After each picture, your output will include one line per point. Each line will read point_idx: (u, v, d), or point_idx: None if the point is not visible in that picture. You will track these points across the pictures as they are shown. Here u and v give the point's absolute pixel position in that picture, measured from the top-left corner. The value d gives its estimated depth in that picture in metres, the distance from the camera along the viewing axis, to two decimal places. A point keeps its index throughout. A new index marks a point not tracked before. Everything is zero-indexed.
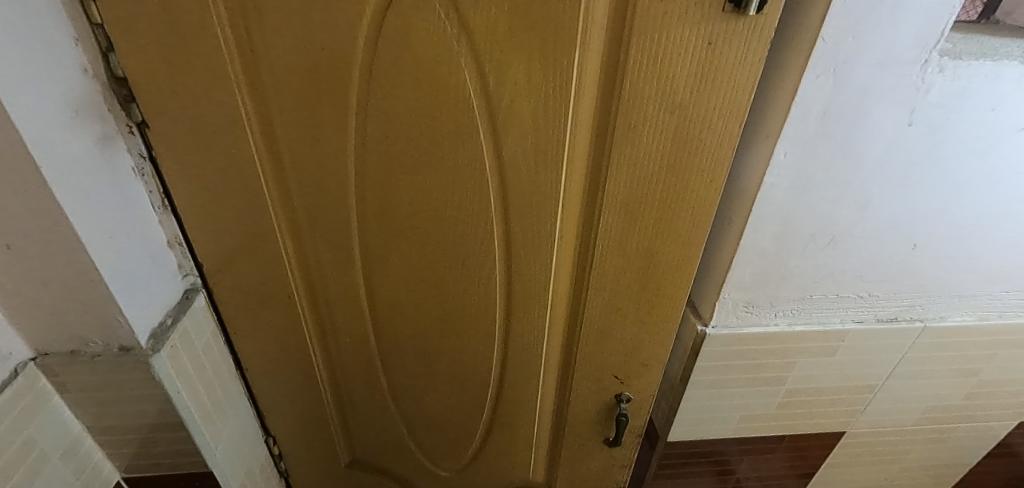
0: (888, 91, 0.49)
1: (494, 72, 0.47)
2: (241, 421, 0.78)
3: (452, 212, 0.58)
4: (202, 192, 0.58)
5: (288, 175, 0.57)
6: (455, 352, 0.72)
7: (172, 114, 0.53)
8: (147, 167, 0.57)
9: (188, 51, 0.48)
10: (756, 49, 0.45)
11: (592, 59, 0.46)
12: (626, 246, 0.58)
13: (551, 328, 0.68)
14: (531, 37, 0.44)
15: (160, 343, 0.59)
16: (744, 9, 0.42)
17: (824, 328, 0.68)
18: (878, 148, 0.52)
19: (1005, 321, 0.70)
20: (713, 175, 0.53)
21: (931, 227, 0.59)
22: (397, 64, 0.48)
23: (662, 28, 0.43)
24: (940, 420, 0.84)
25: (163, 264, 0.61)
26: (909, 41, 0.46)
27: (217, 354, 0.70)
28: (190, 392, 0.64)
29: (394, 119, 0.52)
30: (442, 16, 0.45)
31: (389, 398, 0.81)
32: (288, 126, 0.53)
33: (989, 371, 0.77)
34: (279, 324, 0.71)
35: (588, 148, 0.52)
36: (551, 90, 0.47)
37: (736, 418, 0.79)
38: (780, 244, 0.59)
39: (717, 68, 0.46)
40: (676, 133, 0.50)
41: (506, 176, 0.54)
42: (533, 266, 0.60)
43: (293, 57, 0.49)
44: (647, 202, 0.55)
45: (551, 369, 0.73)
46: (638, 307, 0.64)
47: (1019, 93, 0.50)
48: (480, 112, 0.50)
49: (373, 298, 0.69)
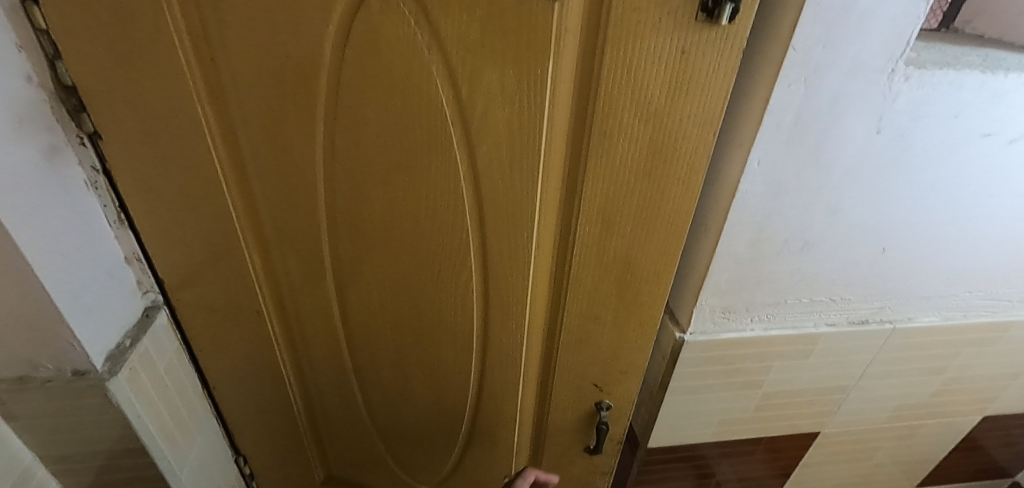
0: (857, 100, 0.49)
1: (466, 81, 0.46)
2: (208, 442, 0.74)
3: (426, 223, 0.56)
4: (162, 205, 0.55)
5: (253, 188, 0.55)
6: (432, 364, 0.71)
7: (127, 124, 0.50)
8: (101, 180, 0.54)
9: (143, 59, 0.46)
10: (729, 58, 0.45)
11: (567, 68, 0.46)
12: (604, 255, 0.58)
13: (530, 339, 0.67)
14: (504, 45, 0.43)
15: (117, 365, 0.55)
16: (717, 19, 0.42)
17: (798, 332, 0.69)
18: (848, 155, 0.53)
19: (969, 321, 0.72)
20: (689, 183, 0.53)
21: (899, 231, 0.60)
22: (367, 72, 0.47)
23: (635, 38, 0.43)
24: (909, 418, 0.86)
25: (120, 281, 0.58)
26: (876, 51, 0.46)
27: (181, 374, 0.67)
28: (152, 415, 0.61)
29: (364, 129, 0.50)
30: (412, 23, 0.43)
31: (364, 413, 0.79)
32: (252, 137, 0.51)
33: (955, 369, 0.79)
34: (247, 341, 0.68)
35: (564, 157, 0.52)
36: (525, 100, 0.46)
37: (714, 422, 0.79)
38: (755, 250, 0.60)
39: (691, 77, 0.46)
40: (652, 142, 0.50)
41: (481, 187, 0.53)
42: (510, 278, 0.59)
43: (256, 65, 0.47)
44: (624, 211, 0.54)
45: (530, 380, 0.72)
46: (617, 315, 0.64)
47: (980, 100, 0.51)
48: (453, 121, 0.49)
49: (346, 312, 0.67)
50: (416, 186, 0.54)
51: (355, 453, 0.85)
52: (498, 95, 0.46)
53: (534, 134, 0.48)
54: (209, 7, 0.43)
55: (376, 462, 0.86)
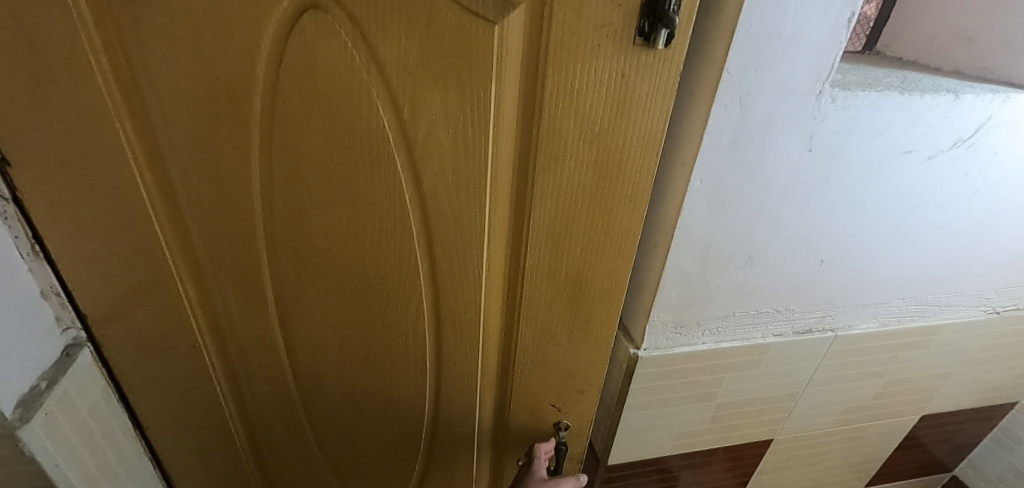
0: (790, 120, 0.51)
1: (408, 104, 0.45)
2: (142, 486, 0.69)
3: (372, 247, 0.55)
4: (82, 235, 0.51)
5: (185, 215, 0.52)
6: (385, 392, 0.68)
7: (40, 150, 0.46)
8: (11, 209, 0.49)
9: (55, 80, 0.42)
10: (668, 82, 0.46)
11: (509, 90, 0.45)
12: (555, 275, 0.57)
13: (484, 363, 0.65)
14: (445, 68, 0.43)
15: (30, 411, 0.50)
16: (653, 43, 0.43)
17: (748, 343, 0.71)
18: (784, 173, 0.55)
19: (903, 326, 0.76)
20: (636, 203, 0.53)
21: (835, 243, 0.63)
22: (304, 93, 0.45)
23: (576, 61, 0.43)
24: (855, 421, 0.89)
25: (34, 318, 0.53)
26: (804, 74, 0.48)
27: (108, 415, 0.62)
28: (74, 463, 0.56)
29: (303, 152, 0.48)
30: (349, 44, 0.42)
31: (315, 445, 0.75)
32: (181, 162, 0.48)
33: (893, 372, 0.83)
34: (183, 376, 0.64)
35: (511, 178, 0.51)
36: (469, 122, 0.46)
37: (672, 435, 0.80)
38: (702, 265, 0.61)
39: (633, 100, 0.46)
40: (598, 163, 0.50)
41: (427, 210, 0.51)
42: (461, 301, 0.58)
43: (183, 86, 0.44)
44: (573, 232, 0.54)
45: (487, 403, 0.70)
46: (571, 334, 0.63)
47: (901, 120, 0.54)
48: (396, 144, 0.48)
49: (291, 341, 0.63)
50: (360, 210, 0.52)
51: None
52: (442, 117, 0.46)
53: (479, 156, 0.48)
54: (129, 26, 0.41)
55: None
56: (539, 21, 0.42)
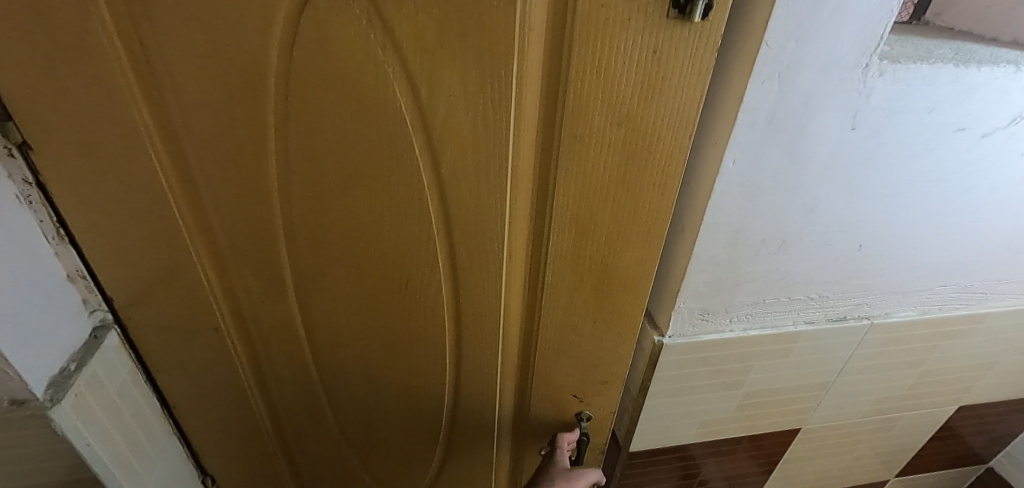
0: (832, 97, 0.48)
1: (426, 84, 0.43)
2: (171, 464, 0.71)
3: (390, 232, 0.54)
4: (104, 220, 0.52)
5: (204, 199, 0.52)
6: (405, 377, 0.68)
7: (60, 135, 0.46)
8: (35, 193, 0.49)
9: (70, 63, 0.42)
10: (703, 58, 0.43)
11: (532, 69, 0.43)
12: (579, 263, 0.56)
13: (504, 351, 0.64)
14: (464, 45, 0.41)
15: (61, 392, 0.52)
16: (689, 16, 0.40)
17: (778, 331, 0.68)
18: (823, 153, 0.52)
19: (945, 314, 0.72)
20: (666, 188, 0.51)
21: (876, 227, 0.60)
22: (319, 73, 0.43)
23: (604, 36, 0.41)
24: (888, 411, 0.86)
25: (61, 302, 0.54)
26: (851, 46, 0.45)
27: (137, 395, 0.63)
28: (104, 442, 0.57)
29: (321, 135, 0.47)
30: (364, 21, 0.40)
31: (337, 427, 0.76)
32: (199, 145, 0.48)
33: (931, 361, 0.79)
34: (208, 359, 0.65)
35: (534, 162, 0.49)
36: (490, 103, 0.44)
37: (696, 423, 0.78)
38: (732, 251, 0.58)
39: (665, 78, 0.44)
40: (625, 147, 0.48)
41: (446, 194, 0.50)
42: (481, 288, 0.57)
43: (198, 68, 0.43)
44: (598, 219, 0.52)
45: (508, 388, 0.69)
46: (595, 322, 0.62)
47: (954, 95, 0.51)
48: (413, 127, 0.46)
49: (312, 326, 0.63)
50: (377, 193, 0.51)
51: (329, 468, 0.82)
52: (462, 97, 0.44)
53: (501, 138, 0.46)
54: (140, 6, 0.40)
55: (352, 476, 0.83)
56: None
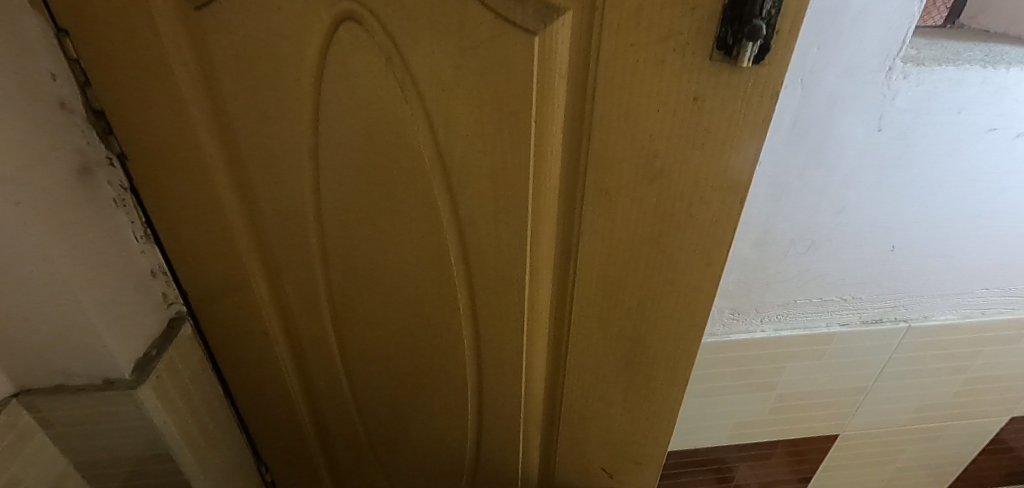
0: (856, 100, 0.50)
1: (443, 120, 0.44)
2: (231, 451, 0.76)
3: (421, 255, 0.56)
4: (179, 227, 0.57)
5: (259, 213, 0.56)
6: (435, 388, 0.70)
7: (143, 150, 0.51)
8: (129, 198, 0.55)
9: (150, 86, 0.47)
10: (754, 110, 0.38)
11: (557, 116, 0.42)
12: (609, 312, 0.54)
13: (529, 380, 0.64)
14: (481, 81, 0.41)
15: (144, 374, 0.59)
16: (736, 59, 0.35)
17: (810, 332, 0.68)
18: (850, 154, 0.53)
19: (988, 318, 0.71)
20: (707, 248, 0.47)
21: (908, 228, 0.60)
22: (356, 102, 0.46)
23: (633, 86, 0.38)
24: (931, 420, 0.84)
25: (144, 294, 0.60)
26: (873, 49, 0.47)
27: (206, 383, 0.69)
28: (177, 422, 0.64)
29: (354, 160, 0.50)
30: (384, 57, 0.42)
31: (375, 431, 0.79)
32: (252, 163, 0.52)
33: (976, 368, 0.77)
34: (265, 356, 0.70)
35: (559, 209, 0.48)
36: (507, 143, 0.44)
37: (729, 425, 0.79)
38: (761, 251, 0.60)
39: (708, 132, 0.40)
40: (660, 204, 0.44)
41: (464, 225, 0.51)
42: (501, 315, 0.57)
43: (255, 94, 0.47)
44: (627, 274, 0.50)
45: (535, 414, 0.69)
46: (626, 369, 0.59)
47: (983, 95, 0.51)
48: (433, 161, 0.48)
49: (353, 335, 0.67)
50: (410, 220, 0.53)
51: (367, 469, 0.85)
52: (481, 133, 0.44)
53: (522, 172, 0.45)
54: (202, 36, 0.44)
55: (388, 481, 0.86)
56: (592, 38, 0.37)
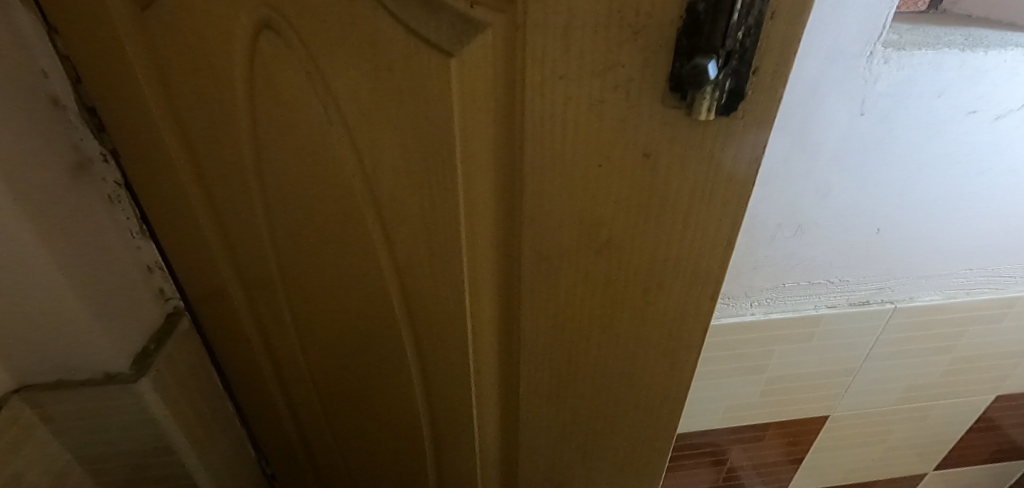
0: (838, 85, 0.51)
1: (368, 147, 0.40)
2: (229, 445, 0.77)
3: (362, 287, 0.52)
4: (166, 232, 0.55)
5: (224, 227, 0.53)
6: (394, 417, 0.66)
7: (125, 153, 0.50)
8: (123, 194, 0.55)
9: (120, 88, 0.45)
10: (705, 157, 0.34)
11: (482, 155, 0.37)
12: (556, 361, 0.49)
13: (482, 422, 0.59)
14: (401, 109, 0.37)
15: (143, 368, 0.60)
16: (693, 106, 0.31)
17: (799, 314, 0.70)
18: (833, 138, 0.54)
19: (972, 299, 0.72)
20: (667, 296, 0.43)
21: (892, 211, 0.61)
22: (279, 122, 0.42)
23: (567, 128, 0.34)
24: (919, 400, 0.86)
25: (140, 290, 0.60)
26: (854, 34, 0.48)
27: (205, 379, 0.70)
28: (178, 416, 0.65)
29: (290, 181, 0.46)
30: (304, 74, 0.39)
31: (351, 449, 0.76)
32: (209, 173, 0.49)
33: (962, 348, 0.79)
34: (248, 364, 0.69)
35: (494, 256, 0.43)
36: (435, 180, 0.40)
37: (721, 408, 0.80)
38: (748, 236, 0.61)
39: (657, 182, 0.36)
40: (605, 254, 0.40)
41: (399, 261, 0.47)
42: (448, 354, 0.53)
43: (194, 105, 0.44)
44: (580, 323, 0.46)
45: (490, 459, 0.64)
46: (581, 415, 0.55)
47: (962, 79, 0.52)
48: (362, 194, 0.44)
49: (318, 361, 0.64)
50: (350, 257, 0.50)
51: None
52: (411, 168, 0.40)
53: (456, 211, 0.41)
54: (149, 41, 0.41)
55: None
56: (513, 71, 0.33)
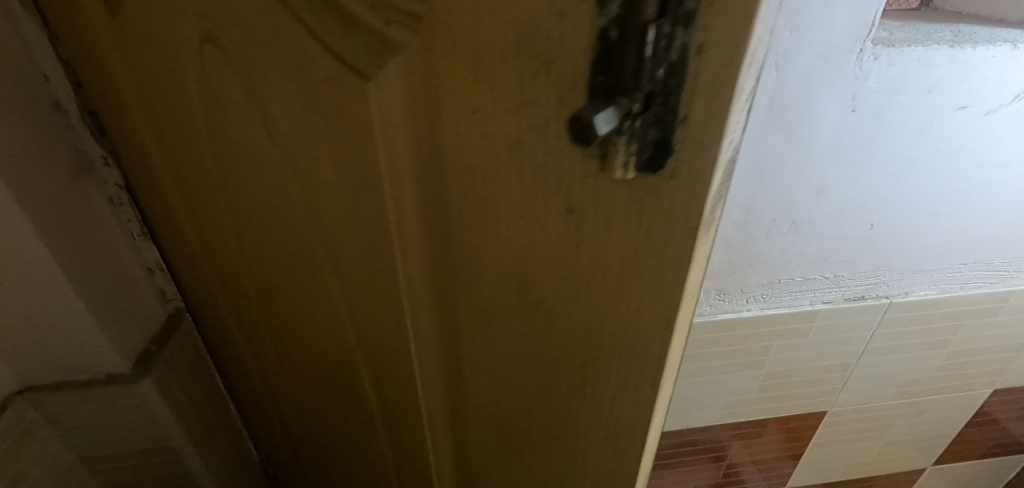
0: (829, 82, 0.51)
1: (303, 166, 0.39)
2: (230, 446, 0.78)
3: (313, 300, 0.51)
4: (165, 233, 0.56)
5: (194, 230, 0.53)
6: (355, 425, 0.66)
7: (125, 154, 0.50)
8: (124, 196, 0.56)
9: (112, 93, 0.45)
10: (637, 217, 0.30)
11: (406, 186, 0.35)
12: (499, 395, 0.47)
13: (434, 437, 0.59)
14: (330, 129, 0.35)
15: (146, 369, 0.60)
16: (614, 154, 0.26)
17: (795, 310, 0.70)
18: (825, 134, 0.55)
19: (967, 293, 0.73)
20: (605, 357, 0.40)
21: (885, 206, 0.62)
22: (220, 132, 0.41)
23: (484, 169, 0.31)
24: (916, 394, 0.87)
25: (143, 291, 0.61)
26: (844, 31, 0.48)
27: (206, 380, 0.70)
28: (179, 416, 0.65)
29: (237, 193, 0.45)
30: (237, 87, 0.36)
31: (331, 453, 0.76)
32: (168, 173, 0.48)
33: (957, 342, 0.79)
34: (246, 369, 0.69)
35: (431, 286, 0.41)
36: (369, 202, 0.38)
37: (719, 404, 0.81)
38: (743, 232, 0.62)
39: (584, 236, 0.32)
40: (540, 302, 0.37)
41: (347, 275, 0.46)
42: (400, 368, 0.52)
43: (148, 107, 0.43)
44: (535, 371, 0.43)
45: (449, 474, 0.63)
46: (526, 450, 0.53)
47: (952, 75, 0.53)
48: (304, 212, 0.43)
49: (295, 380, 0.63)
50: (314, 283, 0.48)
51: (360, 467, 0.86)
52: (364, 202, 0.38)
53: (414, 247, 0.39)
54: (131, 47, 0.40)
55: None
56: (435, 112, 0.29)
